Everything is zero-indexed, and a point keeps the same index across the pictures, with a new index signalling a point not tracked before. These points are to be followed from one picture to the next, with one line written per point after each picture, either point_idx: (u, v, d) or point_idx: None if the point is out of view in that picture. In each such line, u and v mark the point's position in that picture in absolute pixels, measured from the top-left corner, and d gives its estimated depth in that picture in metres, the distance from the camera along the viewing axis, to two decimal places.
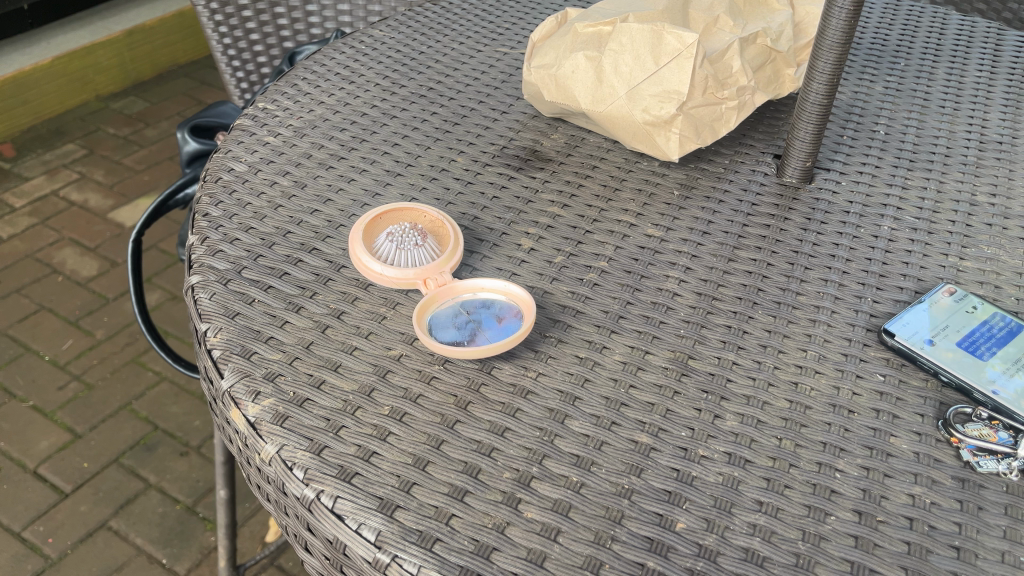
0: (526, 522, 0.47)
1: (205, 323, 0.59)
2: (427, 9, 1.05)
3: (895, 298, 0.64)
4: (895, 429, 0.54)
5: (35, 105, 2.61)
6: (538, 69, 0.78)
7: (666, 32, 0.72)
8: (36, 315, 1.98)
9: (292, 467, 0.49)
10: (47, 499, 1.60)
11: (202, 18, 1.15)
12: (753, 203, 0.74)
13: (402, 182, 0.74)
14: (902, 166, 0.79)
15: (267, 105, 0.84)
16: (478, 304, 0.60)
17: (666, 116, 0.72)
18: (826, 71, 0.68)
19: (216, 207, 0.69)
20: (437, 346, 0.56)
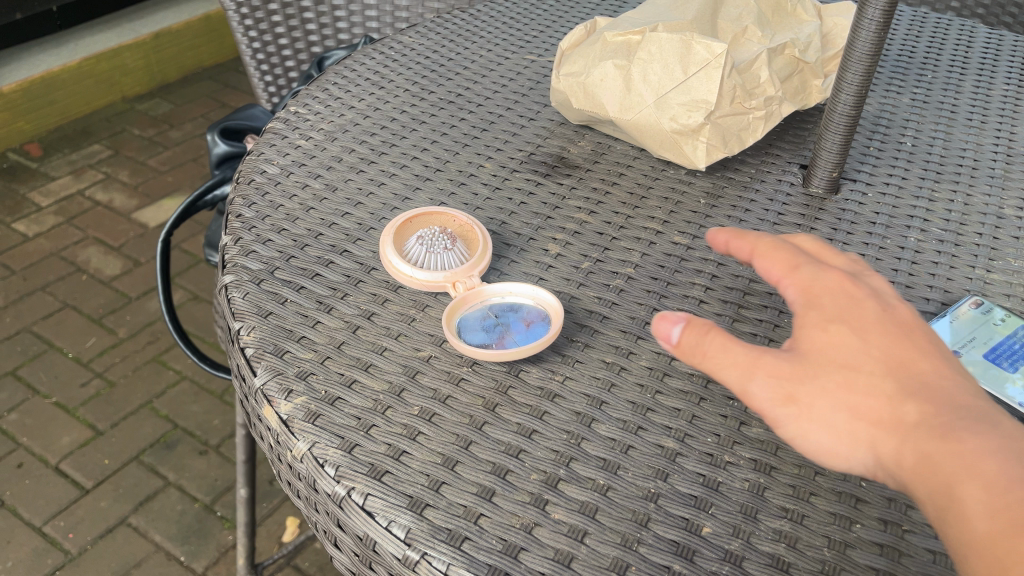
0: (554, 523, 0.48)
1: (238, 321, 0.60)
2: (456, 16, 1.06)
3: (921, 309, 0.64)
4: None
5: (62, 106, 2.65)
6: (567, 77, 0.79)
7: (695, 42, 0.73)
8: (60, 312, 2.00)
9: (324, 464, 0.50)
10: (68, 494, 1.62)
11: (233, 22, 1.17)
12: (779, 212, 0.74)
13: (431, 187, 0.75)
14: (929, 178, 0.79)
15: (298, 109, 0.85)
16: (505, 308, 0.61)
17: (693, 125, 0.73)
18: (854, 83, 0.68)
19: (249, 208, 0.71)
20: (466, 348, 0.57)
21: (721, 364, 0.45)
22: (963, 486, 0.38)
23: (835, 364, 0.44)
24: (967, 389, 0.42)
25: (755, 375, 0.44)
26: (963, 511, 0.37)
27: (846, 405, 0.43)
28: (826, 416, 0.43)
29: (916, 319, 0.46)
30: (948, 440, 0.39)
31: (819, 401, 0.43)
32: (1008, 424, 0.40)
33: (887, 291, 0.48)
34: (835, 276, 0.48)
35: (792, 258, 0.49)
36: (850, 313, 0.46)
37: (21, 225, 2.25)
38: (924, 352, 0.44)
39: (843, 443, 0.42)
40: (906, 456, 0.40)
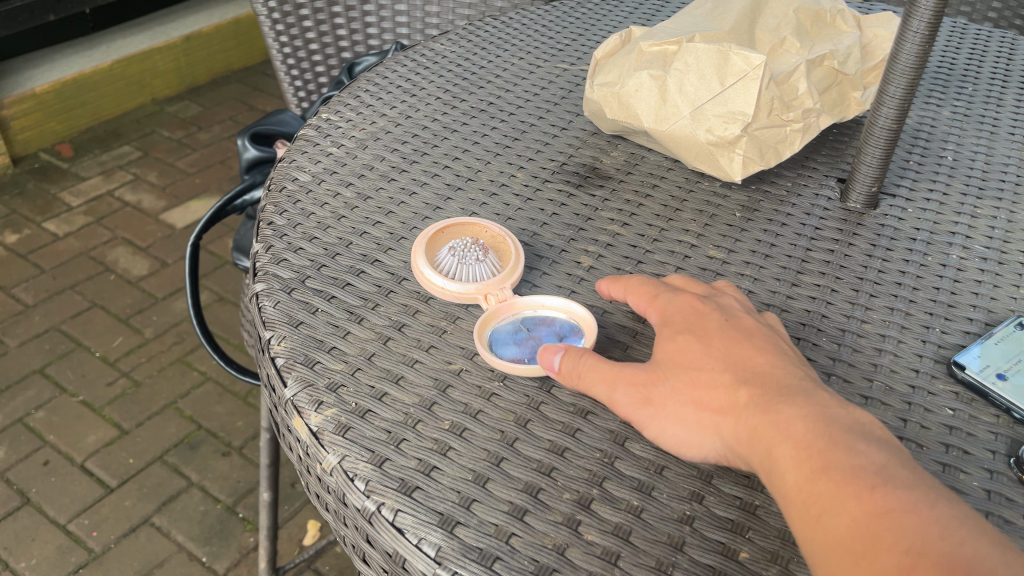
0: (586, 545, 0.47)
1: (269, 330, 0.60)
2: (488, 24, 1.06)
3: (964, 329, 0.63)
4: (965, 465, 0.53)
5: (94, 107, 2.68)
6: (601, 86, 0.78)
7: (732, 53, 0.72)
8: (88, 312, 2.02)
9: (353, 478, 0.50)
10: (93, 493, 1.63)
11: (265, 27, 1.17)
12: (816, 227, 0.73)
13: (462, 197, 0.74)
14: (971, 194, 0.77)
15: (330, 116, 0.85)
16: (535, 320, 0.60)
17: (730, 137, 0.72)
18: (896, 96, 0.67)
19: (280, 216, 0.70)
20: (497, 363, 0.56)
21: (589, 381, 0.53)
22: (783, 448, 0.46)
23: (682, 362, 0.52)
24: (791, 374, 0.51)
25: (618, 381, 0.52)
26: (785, 466, 0.46)
27: (692, 393, 0.51)
28: (678, 407, 0.51)
29: (753, 325, 0.55)
30: (770, 414, 0.48)
31: (672, 393, 0.51)
32: (821, 398, 0.49)
33: (731, 307, 0.57)
34: (685, 301, 0.57)
35: (649, 296, 0.59)
36: (697, 324, 0.55)
37: (51, 224, 2.27)
38: (757, 347, 0.53)
39: (693, 430, 0.50)
40: (740, 431, 0.49)
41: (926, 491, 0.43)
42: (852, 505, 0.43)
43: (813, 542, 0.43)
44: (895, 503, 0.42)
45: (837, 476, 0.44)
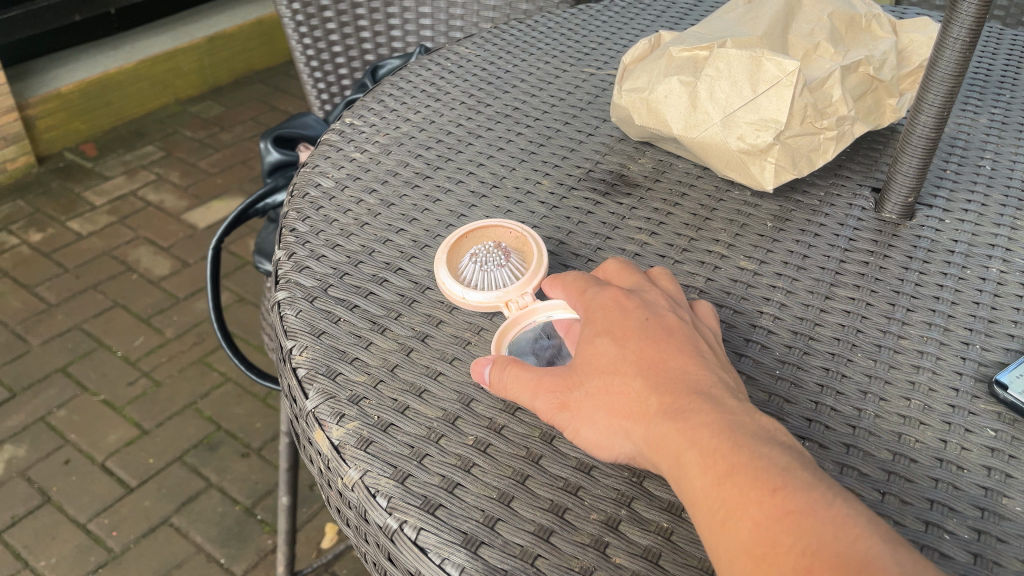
0: (614, 568, 0.45)
1: (290, 340, 0.59)
2: (513, 27, 1.04)
3: (1005, 346, 0.61)
4: (1008, 489, 0.51)
5: (118, 107, 2.69)
6: (629, 92, 0.77)
7: (765, 59, 0.70)
8: (110, 311, 2.03)
9: (375, 495, 0.49)
10: (113, 492, 1.63)
11: (288, 29, 1.16)
12: (850, 238, 0.71)
13: (487, 204, 0.73)
14: (1011, 204, 0.75)
15: (354, 120, 0.84)
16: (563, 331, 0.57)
17: (762, 145, 0.70)
18: (935, 104, 0.65)
19: (303, 222, 0.70)
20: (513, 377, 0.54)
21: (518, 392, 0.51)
22: (691, 455, 0.44)
23: (597, 365, 0.50)
24: (706, 373, 0.48)
25: (542, 390, 0.50)
26: (693, 474, 0.44)
27: (608, 399, 0.49)
28: (593, 412, 0.49)
29: (675, 319, 0.52)
30: (681, 421, 0.46)
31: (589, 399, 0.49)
32: (733, 403, 0.47)
33: (656, 299, 0.53)
34: (610, 293, 0.54)
35: (579, 290, 0.55)
36: (615, 322, 0.52)
37: (75, 223, 2.28)
38: (674, 345, 0.50)
39: (606, 436, 0.48)
40: (650, 438, 0.46)
41: (832, 495, 0.41)
42: (756, 513, 0.41)
43: (719, 552, 0.42)
44: (799, 510, 0.40)
45: (743, 482, 0.42)
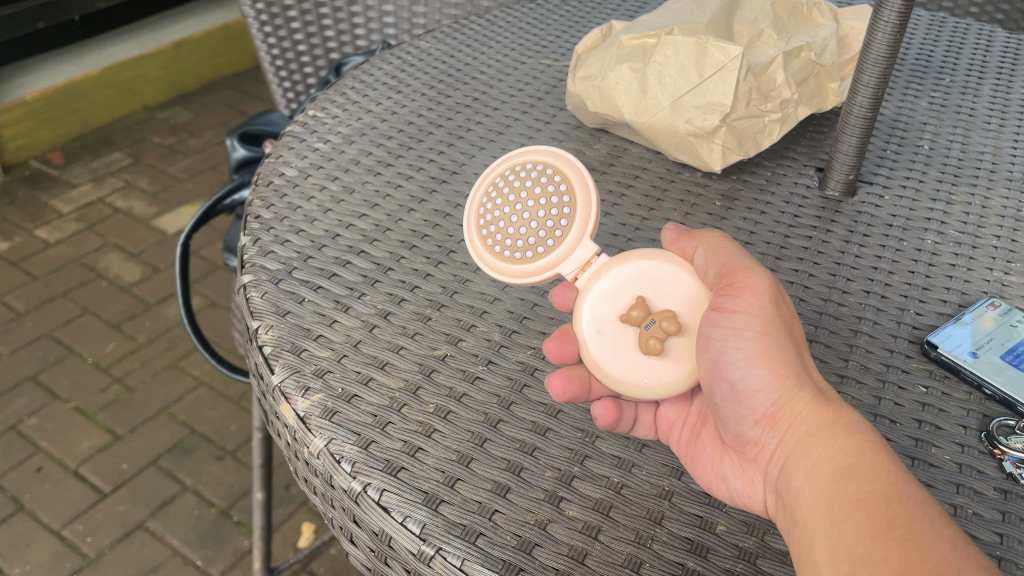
0: (568, 520, 0.48)
1: (256, 320, 0.61)
2: (472, 22, 1.07)
3: (938, 310, 0.64)
4: (937, 439, 0.54)
5: (84, 114, 2.68)
6: (582, 80, 0.80)
7: (710, 45, 0.73)
8: (80, 318, 2.03)
9: (340, 461, 0.51)
10: (87, 499, 1.63)
11: (252, 29, 1.18)
12: (795, 214, 0.74)
13: (447, 189, 0.75)
14: (947, 181, 0.79)
15: (317, 113, 0.86)
16: (601, 329, 0.54)
17: (709, 127, 0.73)
18: (870, 85, 0.68)
19: (267, 210, 0.72)
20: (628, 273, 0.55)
21: (730, 249, 0.53)
22: (871, 453, 0.46)
23: (788, 321, 0.53)
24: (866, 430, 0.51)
25: (754, 271, 0.52)
26: (865, 468, 0.45)
27: (796, 350, 0.52)
28: (777, 345, 0.51)
29: None
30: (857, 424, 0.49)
31: (779, 330, 0.52)
32: None
33: None
34: None
35: None
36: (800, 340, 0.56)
37: (42, 232, 2.28)
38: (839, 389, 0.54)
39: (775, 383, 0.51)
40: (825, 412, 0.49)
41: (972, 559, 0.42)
42: (925, 534, 0.41)
43: (857, 517, 0.43)
44: (958, 552, 0.41)
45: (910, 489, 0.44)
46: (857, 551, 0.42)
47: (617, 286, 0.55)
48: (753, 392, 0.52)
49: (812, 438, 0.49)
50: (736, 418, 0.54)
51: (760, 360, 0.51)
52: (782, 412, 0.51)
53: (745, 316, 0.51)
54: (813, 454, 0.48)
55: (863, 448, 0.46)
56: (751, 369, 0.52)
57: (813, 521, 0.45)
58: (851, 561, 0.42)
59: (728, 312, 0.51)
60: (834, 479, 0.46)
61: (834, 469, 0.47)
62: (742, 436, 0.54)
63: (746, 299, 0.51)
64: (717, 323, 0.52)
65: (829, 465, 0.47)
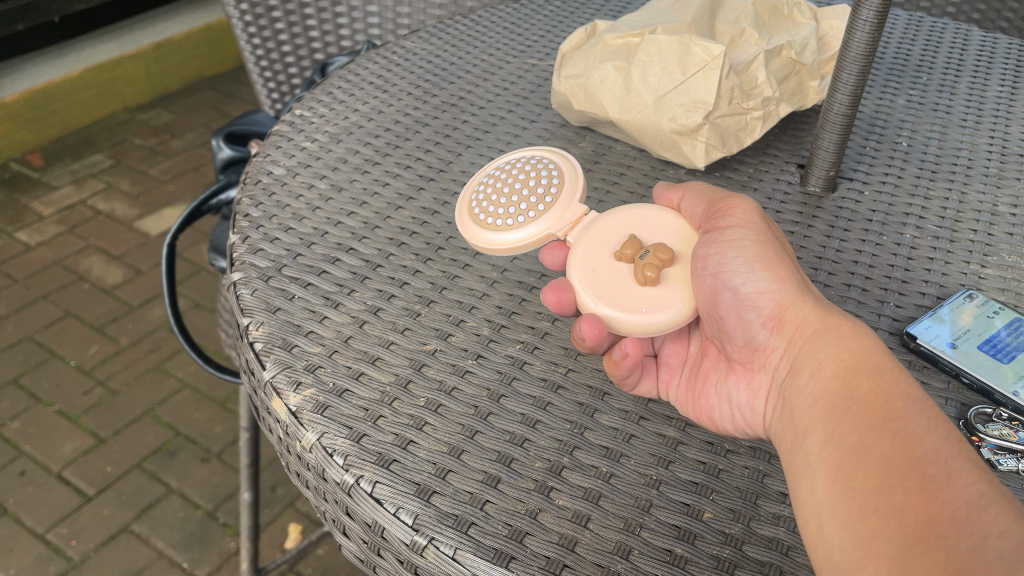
0: (558, 509, 0.49)
1: (246, 317, 0.61)
2: (457, 22, 1.08)
3: (917, 303, 0.66)
4: None
5: (63, 116, 2.66)
6: (567, 79, 0.81)
7: (693, 44, 0.74)
8: (62, 321, 2.02)
9: (332, 454, 0.51)
10: (71, 502, 1.62)
11: (236, 29, 1.18)
12: (777, 210, 0.75)
13: (435, 187, 0.76)
14: (925, 176, 0.80)
15: (303, 112, 0.87)
16: (596, 270, 0.57)
17: (693, 124, 0.74)
18: (849, 83, 0.69)
19: (256, 208, 0.72)
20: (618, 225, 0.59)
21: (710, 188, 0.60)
22: (871, 355, 0.48)
23: (779, 243, 0.56)
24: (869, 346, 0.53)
25: (742, 199, 0.57)
26: (866, 367, 0.47)
27: (793, 267, 0.55)
28: (775, 258, 0.54)
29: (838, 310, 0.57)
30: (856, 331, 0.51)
31: (775, 245, 0.55)
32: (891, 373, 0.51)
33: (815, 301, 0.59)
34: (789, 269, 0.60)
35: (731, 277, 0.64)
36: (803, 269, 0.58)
37: (23, 234, 2.26)
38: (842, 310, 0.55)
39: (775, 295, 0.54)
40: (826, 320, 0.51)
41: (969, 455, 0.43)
42: (918, 426, 0.43)
43: (854, 412, 0.45)
44: (951, 446, 0.42)
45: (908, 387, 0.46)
46: (852, 440, 0.44)
47: (610, 235, 0.59)
48: (755, 305, 0.55)
49: (815, 340, 0.51)
50: (741, 329, 0.56)
51: (760, 268, 0.54)
52: (785, 317, 0.53)
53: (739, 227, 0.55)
54: (816, 353, 0.50)
55: (865, 349, 0.48)
56: (750, 281, 0.54)
57: (814, 412, 0.48)
58: (845, 446, 0.44)
59: (722, 230, 0.56)
60: (835, 378, 0.48)
61: (835, 367, 0.49)
62: (753, 341, 0.56)
63: (737, 217, 0.56)
64: (713, 241, 0.56)
65: (829, 364, 0.49)
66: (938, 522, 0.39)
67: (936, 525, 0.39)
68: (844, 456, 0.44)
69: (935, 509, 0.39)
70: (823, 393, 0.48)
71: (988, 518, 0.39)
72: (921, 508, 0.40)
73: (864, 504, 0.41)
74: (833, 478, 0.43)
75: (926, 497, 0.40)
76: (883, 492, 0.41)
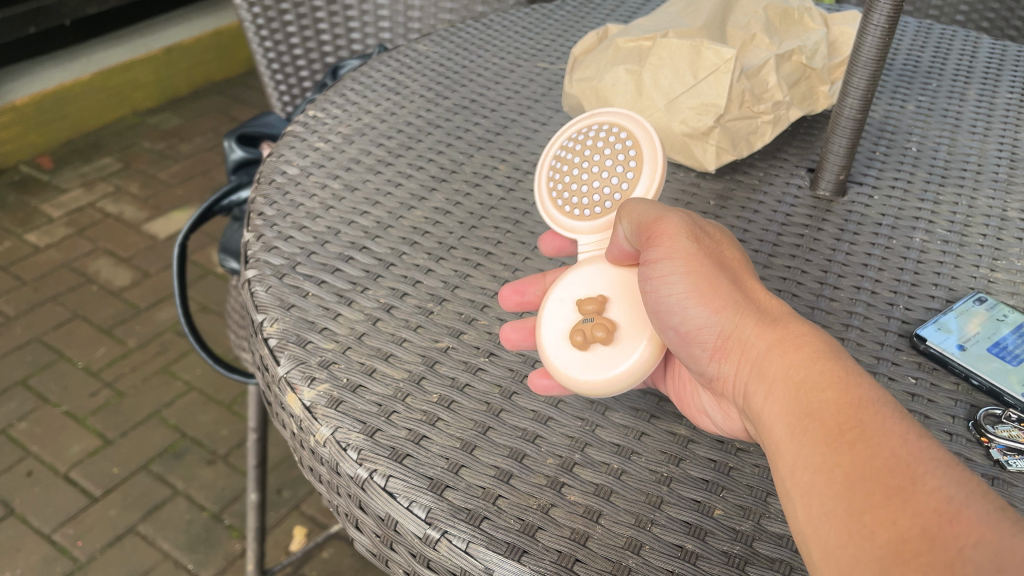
0: (570, 504, 0.49)
1: (261, 314, 0.62)
2: (469, 26, 1.08)
3: (926, 306, 0.66)
4: (927, 428, 0.56)
5: (73, 119, 2.67)
6: (579, 82, 0.82)
7: (705, 47, 0.75)
8: (70, 323, 2.03)
9: (346, 448, 0.52)
10: (77, 503, 1.63)
11: (249, 32, 1.19)
12: (787, 213, 0.76)
13: (447, 188, 0.76)
14: (934, 181, 0.80)
15: (317, 114, 0.87)
16: (561, 297, 0.58)
17: (704, 127, 0.75)
18: (860, 87, 0.70)
19: (270, 207, 0.73)
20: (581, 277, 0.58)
21: (640, 209, 0.54)
22: (817, 359, 0.44)
23: (717, 254, 0.51)
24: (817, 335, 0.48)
25: (666, 217, 0.52)
26: (816, 377, 0.43)
27: (731, 274, 0.50)
28: (711, 273, 0.50)
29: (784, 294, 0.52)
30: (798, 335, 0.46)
31: (708, 262, 0.50)
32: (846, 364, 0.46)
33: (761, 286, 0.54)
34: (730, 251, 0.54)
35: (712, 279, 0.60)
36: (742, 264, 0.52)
37: (32, 236, 2.27)
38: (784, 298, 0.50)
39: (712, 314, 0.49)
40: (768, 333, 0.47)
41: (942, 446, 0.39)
42: (880, 433, 0.39)
43: (812, 432, 0.41)
44: (915, 446, 0.38)
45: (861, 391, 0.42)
46: (817, 463, 0.40)
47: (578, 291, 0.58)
48: (698, 326, 0.50)
49: (765, 360, 0.46)
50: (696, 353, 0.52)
51: (693, 297, 0.49)
52: (732, 340, 0.48)
53: (667, 262, 0.50)
54: (767, 374, 0.45)
55: (812, 360, 0.44)
56: (688, 309, 0.50)
57: (777, 436, 0.43)
58: (810, 469, 0.40)
59: (654, 262, 0.51)
60: (787, 399, 0.44)
61: (786, 384, 0.44)
62: (706, 374, 0.51)
63: (667, 241, 0.51)
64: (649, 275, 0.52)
65: (783, 382, 0.44)
66: (909, 536, 0.35)
67: (910, 542, 0.35)
68: (811, 480, 0.40)
69: (905, 522, 0.36)
70: (780, 415, 0.44)
71: (963, 526, 0.35)
72: (891, 526, 0.36)
73: (839, 531, 0.38)
74: (805, 505, 0.40)
75: (899, 515, 0.36)
76: (852, 514, 0.38)
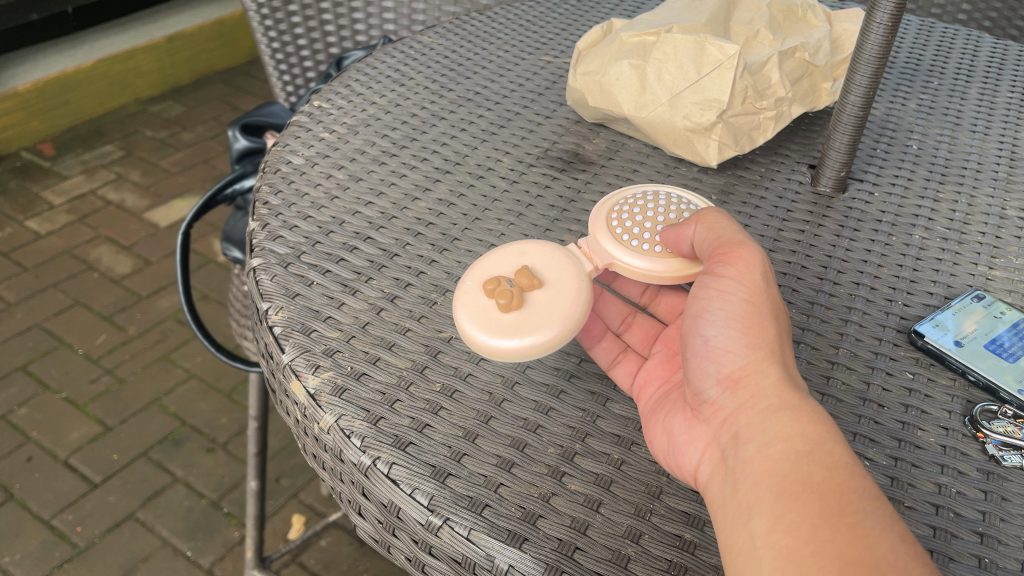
0: (570, 493, 0.50)
1: (266, 302, 0.62)
2: (473, 19, 1.09)
3: (925, 302, 0.67)
4: (923, 423, 0.57)
5: (76, 106, 2.67)
6: (583, 75, 0.82)
7: (708, 43, 0.75)
8: (70, 310, 2.03)
9: (350, 435, 0.52)
10: (76, 489, 1.64)
11: (254, 22, 1.19)
12: (788, 209, 0.76)
13: (450, 179, 0.77)
14: (934, 179, 0.81)
15: (322, 104, 0.88)
16: (523, 253, 0.59)
17: (706, 123, 0.75)
18: (862, 84, 0.70)
19: (275, 196, 0.73)
20: (541, 251, 0.59)
21: (725, 225, 0.56)
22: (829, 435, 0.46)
23: (774, 300, 0.54)
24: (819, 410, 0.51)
25: (743, 243, 0.54)
26: (825, 454, 0.45)
27: (775, 321, 0.52)
28: (757, 318, 0.52)
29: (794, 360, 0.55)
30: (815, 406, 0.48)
31: (764, 305, 0.52)
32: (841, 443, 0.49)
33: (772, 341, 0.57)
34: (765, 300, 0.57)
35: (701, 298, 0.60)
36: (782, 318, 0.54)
37: (33, 223, 2.28)
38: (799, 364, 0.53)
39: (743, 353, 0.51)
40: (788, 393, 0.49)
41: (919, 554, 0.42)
42: (877, 526, 0.42)
43: (810, 497, 0.44)
44: (903, 548, 0.41)
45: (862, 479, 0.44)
46: (807, 530, 0.43)
47: (537, 259, 0.59)
48: (722, 359, 0.52)
49: (771, 417, 0.48)
50: (699, 379, 0.54)
51: (731, 326, 0.52)
52: (745, 381, 0.51)
53: (730, 285, 0.53)
54: (770, 430, 0.48)
55: (823, 437, 0.46)
56: (724, 342, 0.52)
57: (761, 487, 0.46)
58: (794, 534, 0.43)
59: (717, 278, 0.54)
60: (787, 459, 0.46)
61: (790, 445, 0.47)
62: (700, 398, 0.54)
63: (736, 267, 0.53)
64: (707, 286, 0.54)
65: (783, 442, 0.47)
66: None
67: None
68: (792, 545, 0.43)
69: None
70: (772, 470, 0.46)
71: None
72: None
73: None
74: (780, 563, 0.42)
75: None
76: None
